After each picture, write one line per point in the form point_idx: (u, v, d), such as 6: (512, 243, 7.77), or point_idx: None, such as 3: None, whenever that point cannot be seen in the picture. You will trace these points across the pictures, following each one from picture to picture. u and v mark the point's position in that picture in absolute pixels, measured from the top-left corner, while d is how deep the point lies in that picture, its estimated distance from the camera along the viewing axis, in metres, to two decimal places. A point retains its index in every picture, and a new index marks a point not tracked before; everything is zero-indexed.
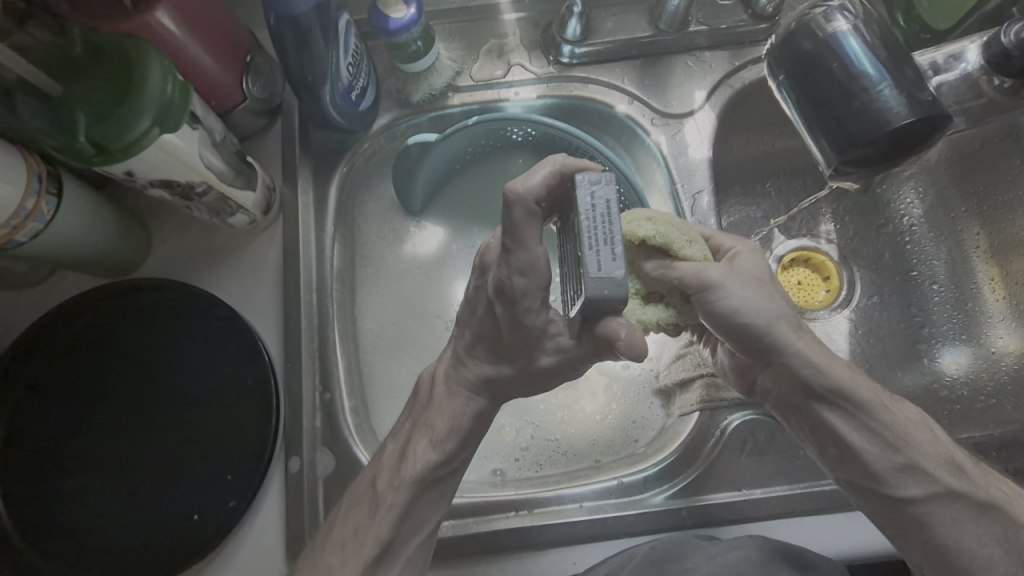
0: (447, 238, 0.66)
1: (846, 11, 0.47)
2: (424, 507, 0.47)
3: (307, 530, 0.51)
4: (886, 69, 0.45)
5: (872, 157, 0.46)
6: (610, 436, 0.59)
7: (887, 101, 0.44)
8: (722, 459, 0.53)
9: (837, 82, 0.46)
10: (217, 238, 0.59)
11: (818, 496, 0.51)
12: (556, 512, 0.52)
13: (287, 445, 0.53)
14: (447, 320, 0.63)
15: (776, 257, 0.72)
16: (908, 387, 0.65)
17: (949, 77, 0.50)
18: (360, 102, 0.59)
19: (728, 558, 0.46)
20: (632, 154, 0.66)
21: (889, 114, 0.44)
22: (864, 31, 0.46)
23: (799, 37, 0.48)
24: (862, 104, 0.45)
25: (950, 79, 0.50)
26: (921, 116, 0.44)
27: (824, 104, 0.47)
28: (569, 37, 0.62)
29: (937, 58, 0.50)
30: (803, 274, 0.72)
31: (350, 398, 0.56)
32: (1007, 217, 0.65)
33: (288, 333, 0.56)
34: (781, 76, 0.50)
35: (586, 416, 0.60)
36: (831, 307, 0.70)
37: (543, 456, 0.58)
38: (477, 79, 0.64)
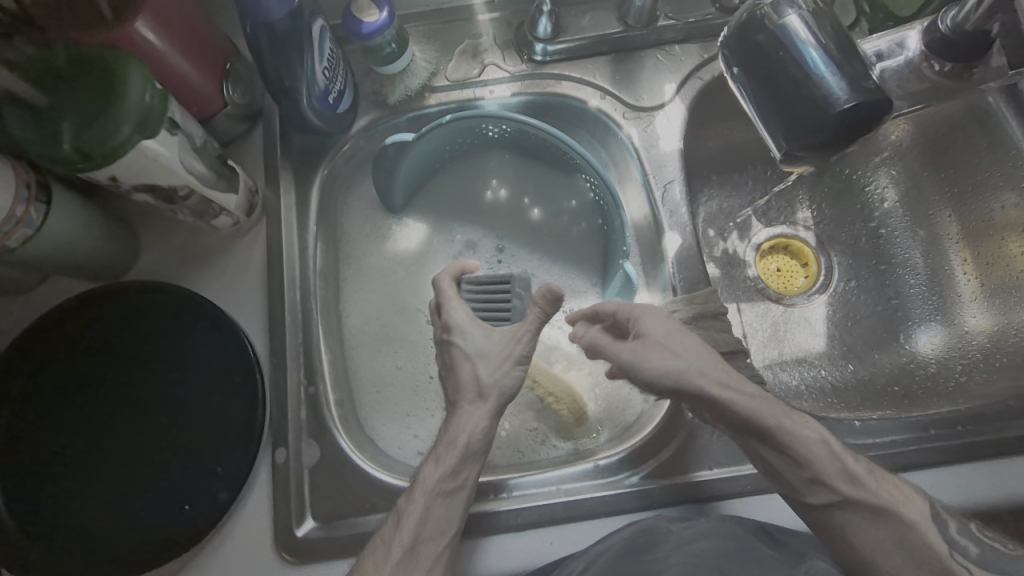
0: (427, 234, 0.69)
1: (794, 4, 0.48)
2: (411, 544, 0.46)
3: (294, 518, 0.52)
4: (831, 54, 0.46)
5: (826, 143, 0.48)
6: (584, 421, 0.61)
7: (832, 89, 0.46)
8: (697, 439, 0.55)
9: (789, 72, 0.48)
10: (206, 241, 0.61)
11: None
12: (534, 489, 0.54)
13: (273, 438, 0.55)
14: (427, 318, 0.66)
15: (754, 245, 0.75)
16: (885, 367, 0.68)
17: (891, 64, 0.51)
18: (338, 105, 0.60)
19: (698, 545, 0.48)
20: (607, 147, 0.68)
21: (834, 101, 0.46)
22: (812, 22, 0.48)
23: (751, 29, 0.49)
24: (809, 93, 0.47)
25: (893, 67, 0.51)
26: (867, 100, 0.46)
27: (776, 95, 0.49)
28: (540, 35, 0.64)
29: (881, 45, 0.51)
30: (782, 261, 0.75)
31: (334, 391, 0.58)
32: (984, 201, 0.67)
33: (271, 331, 0.57)
34: (734, 67, 0.51)
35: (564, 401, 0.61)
36: (809, 293, 0.73)
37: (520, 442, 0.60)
38: (453, 79, 0.65)
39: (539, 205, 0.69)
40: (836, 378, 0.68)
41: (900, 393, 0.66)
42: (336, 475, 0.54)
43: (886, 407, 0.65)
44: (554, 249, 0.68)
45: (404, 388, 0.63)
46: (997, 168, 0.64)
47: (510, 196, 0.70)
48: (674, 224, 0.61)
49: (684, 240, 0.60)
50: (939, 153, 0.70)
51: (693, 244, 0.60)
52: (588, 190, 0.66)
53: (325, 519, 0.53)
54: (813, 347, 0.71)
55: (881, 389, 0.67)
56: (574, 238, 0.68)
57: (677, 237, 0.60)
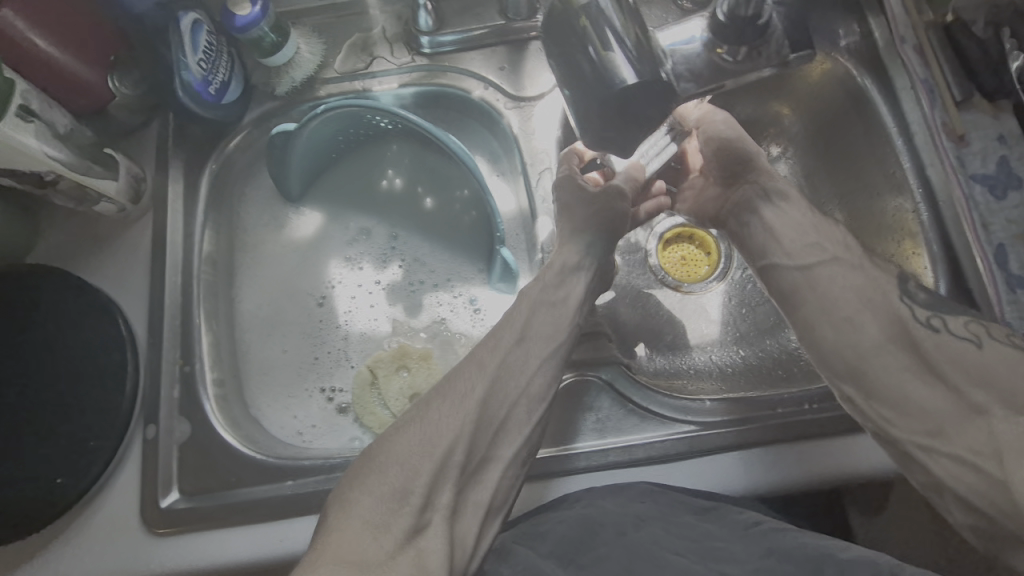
0: (323, 223, 0.71)
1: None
2: (411, 461, 0.47)
3: (160, 489, 0.56)
4: (619, 7, 0.42)
5: (615, 120, 0.42)
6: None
7: (614, 64, 0.41)
8: (554, 410, 0.58)
9: (579, 44, 0.42)
10: (96, 227, 0.63)
11: (634, 445, 0.57)
12: (582, 453, 0.57)
13: (146, 415, 0.58)
14: (319, 303, 0.69)
15: (657, 236, 0.80)
16: (774, 352, 0.72)
17: (681, 50, 0.46)
18: (221, 96, 0.62)
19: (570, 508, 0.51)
20: (496, 136, 0.69)
21: (614, 76, 0.40)
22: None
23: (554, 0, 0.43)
24: (593, 69, 0.41)
25: (684, 54, 0.46)
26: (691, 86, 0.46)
27: (568, 69, 0.43)
28: (422, 28, 0.65)
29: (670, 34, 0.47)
30: (686, 250, 0.80)
31: (213, 371, 0.61)
32: (870, 191, 0.65)
33: (151, 313, 0.60)
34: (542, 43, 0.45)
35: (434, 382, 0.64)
36: (708, 280, 0.78)
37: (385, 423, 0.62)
38: (342, 71, 0.67)
39: (432, 195, 0.71)
40: (726, 364, 0.72)
41: (786, 375, 0.69)
42: (204, 451, 0.57)
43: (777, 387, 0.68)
44: (444, 237, 0.70)
45: (293, 369, 0.66)
46: (875, 152, 0.63)
47: (405, 185, 0.71)
48: (544, 211, 0.63)
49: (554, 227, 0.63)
50: (827, 141, 0.69)
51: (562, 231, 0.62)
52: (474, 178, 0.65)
53: (190, 491, 0.56)
54: (708, 335, 0.75)
55: (765, 372, 0.70)
56: (464, 227, 0.70)
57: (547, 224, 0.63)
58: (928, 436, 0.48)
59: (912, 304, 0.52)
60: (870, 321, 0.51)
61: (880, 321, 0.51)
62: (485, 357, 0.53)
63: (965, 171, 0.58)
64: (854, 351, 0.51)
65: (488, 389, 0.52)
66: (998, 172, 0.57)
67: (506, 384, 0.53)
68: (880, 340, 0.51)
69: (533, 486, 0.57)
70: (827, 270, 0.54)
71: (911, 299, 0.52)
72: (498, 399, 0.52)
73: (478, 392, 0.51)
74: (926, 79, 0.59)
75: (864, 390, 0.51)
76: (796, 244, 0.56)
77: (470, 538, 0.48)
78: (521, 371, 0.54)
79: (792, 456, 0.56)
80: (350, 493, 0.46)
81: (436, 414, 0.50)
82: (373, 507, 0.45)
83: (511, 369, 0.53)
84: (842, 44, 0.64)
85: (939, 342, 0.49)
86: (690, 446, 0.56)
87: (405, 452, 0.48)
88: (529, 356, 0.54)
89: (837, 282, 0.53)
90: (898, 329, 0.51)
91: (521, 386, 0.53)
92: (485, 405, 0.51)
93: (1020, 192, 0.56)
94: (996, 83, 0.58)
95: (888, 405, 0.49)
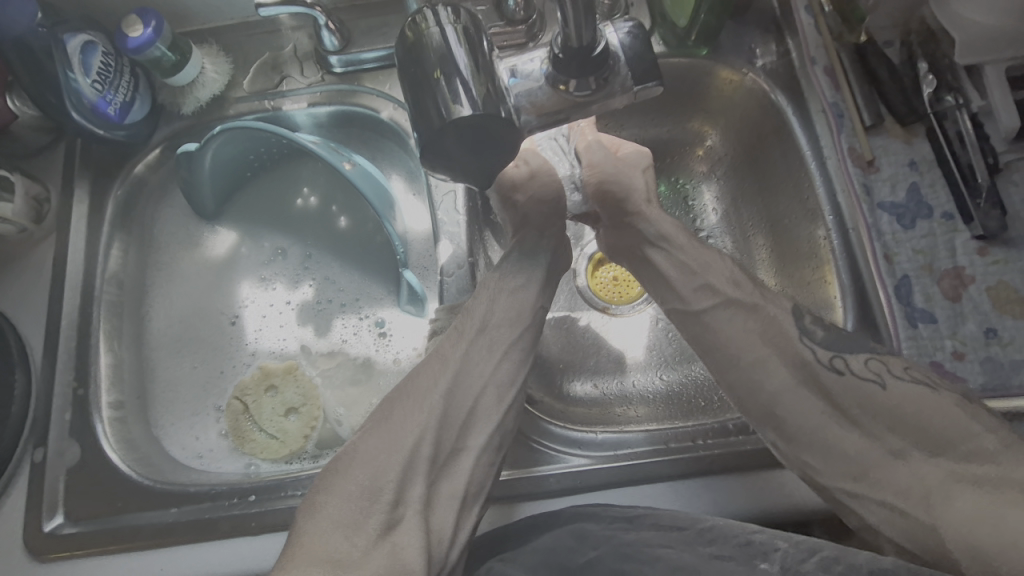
0: (238, 241, 0.70)
1: (445, 8, 0.42)
2: (379, 461, 0.46)
3: (44, 513, 0.55)
4: (476, 66, 0.40)
5: (467, 155, 0.41)
6: (317, 411, 0.63)
7: (454, 100, 0.39)
8: None
9: (425, 79, 0.40)
10: (1, 247, 0.63)
11: (535, 481, 0.53)
12: (548, 476, 0.53)
13: (37, 437, 0.57)
14: (230, 322, 0.67)
15: (587, 255, 0.75)
16: (699, 379, 0.67)
17: (525, 85, 0.42)
18: (122, 116, 0.62)
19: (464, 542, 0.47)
20: (409, 154, 0.68)
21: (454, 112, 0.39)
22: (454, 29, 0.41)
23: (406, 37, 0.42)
24: (433, 105, 0.40)
25: (527, 88, 0.42)
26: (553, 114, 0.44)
27: (415, 104, 0.41)
28: (329, 48, 0.65)
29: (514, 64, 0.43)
30: (618, 270, 0.75)
31: (110, 393, 0.60)
32: (790, 216, 0.63)
33: (49, 334, 0.60)
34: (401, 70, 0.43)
35: (304, 392, 0.64)
36: (638, 302, 0.73)
37: (268, 447, 0.61)
38: (252, 90, 0.66)
39: (346, 214, 0.70)
40: (650, 390, 0.67)
41: (708, 405, 0.63)
42: (92, 475, 0.56)
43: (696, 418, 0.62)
44: (357, 257, 0.69)
45: (197, 390, 0.65)
46: (795, 173, 0.61)
47: (320, 204, 0.71)
48: (448, 233, 0.61)
49: (457, 249, 0.61)
50: (750, 162, 0.67)
51: (465, 253, 0.61)
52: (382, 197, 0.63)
53: (74, 515, 0.55)
54: (633, 358, 0.70)
55: (687, 401, 0.65)
56: (378, 247, 0.69)
57: (449, 246, 0.61)
58: (854, 481, 0.45)
59: (813, 344, 0.48)
60: (777, 365, 0.48)
61: (786, 364, 0.48)
62: (447, 351, 0.52)
63: (872, 198, 0.56)
64: (777, 394, 0.47)
65: (452, 383, 0.50)
66: (907, 201, 0.56)
67: (462, 387, 0.51)
68: (791, 384, 0.47)
69: (494, 511, 0.53)
70: (728, 311, 0.51)
71: (810, 338, 0.48)
72: (464, 390, 0.51)
73: (442, 387, 0.50)
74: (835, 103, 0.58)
75: (784, 437, 0.47)
76: (687, 288, 0.53)
77: (448, 531, 0.46)
78: (483, 365, 0.52)
79: (701, 495, 0.52)
80: (319, 494, 0.46)
81: (400, 415, 0.49)
82: (342, 507, 0.44)
83: (474, 362, 0.52)
84: (758, 63, 0.61)
85: (844, 384, 0.46)
86: (581, 480, 0.53)
87: (371, 453, 0.47)
88: (482, 356, 0.53)
89: (740, 326, 0.50)
90: (803, 374, 0.47)
91: (486, 378, 0.52)
92: (449, 401, 0.50)
93: (928, 221, 0.55)
94: (905, 107, 0.57)
95: (810, 452, 0.46)
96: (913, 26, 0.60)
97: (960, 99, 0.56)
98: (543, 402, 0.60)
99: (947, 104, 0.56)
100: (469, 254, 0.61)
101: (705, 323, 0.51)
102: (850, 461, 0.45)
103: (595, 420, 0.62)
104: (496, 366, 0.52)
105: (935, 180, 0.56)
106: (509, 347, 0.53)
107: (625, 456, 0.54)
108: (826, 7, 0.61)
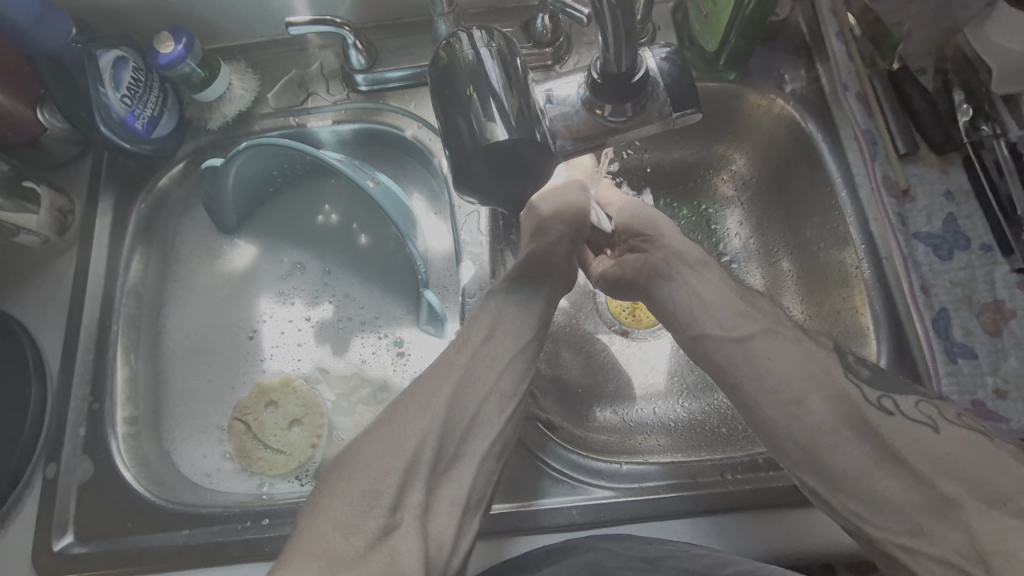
0: (257, 256, 0.70)
1: (479, 29, 0.42)
2: (378, 465, 0.45)
3: (54, 530, 0.54)
4: (508, 81, 0.40)
5: (499, 180, 0.41)
6: (321, 420, 0.62)
7: (488, 122, 0.39)
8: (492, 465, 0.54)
9: (461, 97, 0.40)
10: (23, 258, 0.63)
11: (557, 510, 0.52)
12: (548, 511, 0.52)
13: (50, 452, 0.57)
14: (247, 337, 0.67)
15: None
16: (722, 408, 0.65)
17: (561, 112, 0.44)
18: (150, 130, 0.62)
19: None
20: (431, 172, 0.68)
21: (486, 134, 0.39)
22: (495, 49, 0.41)
23: (444, 52, 0.42)
24: (467, 124, 0.39)
25: (564, 114, 0.44)
26: (582, 145, 0.45)
27: (448, 120, 0.40)
28: (356, 67, 0.65)
29: (551, 91, 0.45)
30: None
31: (125, 409, 0.59)
32: (818, 243, 0.61)
33: (67, 347, 0.60)
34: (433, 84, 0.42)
35: (305, 403, 0.62)
36: (657, 327, 0.72)
37: (276, 462, 0.60)
38: (278, 107, 0.67)
39: (367, 231, 0.70)
40: (670, 418, 0.65)
41: (729, 434, 0.62)
42: (102, 492, 0.55)
43: (719, 448, 0.60)
44: (376, 275, 0.68)
45: (211, 406, 0.64)
46: (824, 200, 0.60)
47: (341, 221, 0.70)
48: (470, 254, 0.60)
49: (478, 270, 0.60)
50: (776, 188, 0.66)
51: (486, 274, 0.60)
52: (405, 216, 0.63)
53: (84, 534, 0.54)
54: (653, 384, 0.68)
55: (709, 430, 0.63)
56: (399, 264, 0.68)
57: (471, 267, 0.60)
58: (890, 524, 0.43)
59: (858, 381, 0.47)
60: (817, 401, 0.46)
61: (827, 401, 0.47)
62: (453, 357, 0.51)
63: (907, 228, 0.55)
64: (813, 429, 0.46)
65: (468, 409, 0.49)
66: (943, 231, 0.55)
67: (486, 406, 0.50)
68: (831, 424, 0.46)
69: (500, 541, 0.52)
70: (765, 341, 0.50)
71: (855, 375, 0.48)
72: (480, 413, 0.49)
73: (445, 394, 0.48)
74: (868, 130, 0.57)
75: (827, 481, 0.45)
76: (728, 314, 0.52)
77: (448, 545, 0.44)
78: (492, 378, 0.50)
79: (723, 530, 0.51)
80: (321, 498, 0.44)
81: (429, 419, 0.47)
82: (362, 512, 0.43)
83: (478, 368, 0.51)
84: (787, 88, 0.61)
85: (884, 417, 0.45)
86: (603, 513, 0.51)
87: (373, 457, 0.46)
88: (505, 373, 0.51)
89: (775, 357, 0.49)
90: (853, 422, 0.46)
91: (490, 385, 0.50)
92: (452, 407, 0.48)
93: (965, 253, 0.54)
94: (942, 136, 0.56)
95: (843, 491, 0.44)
96: (948, 53, 0.59)
97: (998, 128, 0.56)
98: (564, 428, 0.58)
99: (983, 133, 0.56)
100: (491, 275, 0.60)
101: (737, 371, 0.49)
102: (891, 511, 0.43)
103: (616, 449, 0.60)
104: (503, 369, 0.51)
105: (972, 212, 0.55)
106: (527, 373, 0.52)
107: (648, 489, 0.52)
108: (857, 33, 0.61)
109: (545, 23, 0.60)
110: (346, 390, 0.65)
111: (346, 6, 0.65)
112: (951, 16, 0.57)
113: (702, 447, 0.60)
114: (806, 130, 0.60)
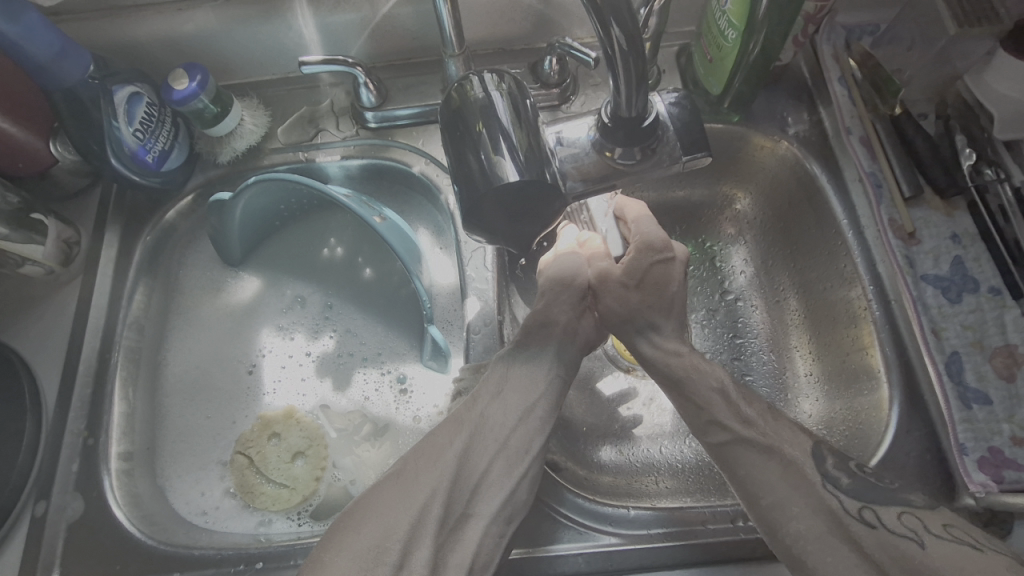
0: (261, 289, 0.69)
1: (490, 72, 0.43)
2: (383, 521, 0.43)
3: (40, 572, 0.52)
4: (517, 120, 0.41)
5: (509, 219, 0.41)
6: (325, 453, 0.61)
7: (501, 162, 0.39)
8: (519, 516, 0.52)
9: (474, 138, 0.40)
10: (26, 288, 0.63)
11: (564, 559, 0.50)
12: (558, 558, 0.50)
13: (41, 489, 0.55)
14: (247, 372, 0.66)
15: None
16: None
17: (570, 155, 0.45)
18: (160, 164, 0.62)
19: None
20: (437, 208, 0.68)
21: (500, 173, 0.39)
22: (507, 91, 0.41)
23: (457, 94, 0.42)
24: (480, 163, 0.40)
25: (573, 156, 0.45)
26: (590, 186, 0.46)
27: (460, 160, 0.41)
28: (366, 104, 0.66)
29: (560, 133, 0.46)
30: None
31: (120, 444, 0.58)
32: (825, 284, 0.61)
33: (65, 380, 0.59)
34: (444, 125, 0.43)
35: (309, 434, 0.62)
36: None
37: (279, 498, 0.59)
38: (288, 142, 0.68)
39: (372, 265, 0.70)
40: (677, 460, 0.64)
41: None
42: (93, 532, 0.54)
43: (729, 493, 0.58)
44: (380, 309, 0.68)
45: (208, 441, 0.62)
46: (830, 241, 0.60)
47: (346, 254, 0.70)
48: (475, 290, 0.60)
49: (484, 305, 0.60)
50: (780, 227, 0.66)
51: (492, 310, 0.59)
52: (411, 250, 0.63)
53: None
54: (658, 424, 0.67)
55: (717, 473, 0.61)
56: (404, 298, 0.68)
57: (477, 303, 0.60)
58: None
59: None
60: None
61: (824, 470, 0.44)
62: (462, 414, 0.50)
63: (915, 270, 0.55)
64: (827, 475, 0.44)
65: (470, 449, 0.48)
66: (952, 274, 0.55)
67: (490, 445, 0.49)
68: None
69: None
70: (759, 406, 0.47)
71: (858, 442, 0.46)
72: (483, 454, 0.48)
73: (457, 447, 0.47)
74: (873, 173, 0.58)
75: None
76: None
77: None
78: (512, 441, 0.49)
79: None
80: (325, 553, 0.43)
81: (432, 458, 0.46)
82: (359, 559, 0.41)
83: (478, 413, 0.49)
84: (791, 131, 0.62)
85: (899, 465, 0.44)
86: (611, 562, 0.50)
87: (387, 513, 0.44)
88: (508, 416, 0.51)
89: None
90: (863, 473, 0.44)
91: (501, 447, 0.49)
92: (462, 460, 0.47)
93: (974, 295, 0.54)
94: (946, 180, 0.57)
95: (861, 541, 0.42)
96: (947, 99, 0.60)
97: (1001, 173, 0.56)
98: (569, 470, 0.57)
99: (986, 178, 0.57)
100: (496, 311, 0.59)
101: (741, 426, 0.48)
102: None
103: (623, 493, 0.58)
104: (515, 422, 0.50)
105: (979, 254, 0.56)
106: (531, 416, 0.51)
107: (657, 537, 0.50)
108: (858, 78, 0.62)
109: (552, 65, 0.61)
110: (348, 426, 0.63)
111: (358, 46, 0.66)
112: (951, 64, 0.58)
113: (710, 490, 0.59)
114: (811, 173, 0.60)
